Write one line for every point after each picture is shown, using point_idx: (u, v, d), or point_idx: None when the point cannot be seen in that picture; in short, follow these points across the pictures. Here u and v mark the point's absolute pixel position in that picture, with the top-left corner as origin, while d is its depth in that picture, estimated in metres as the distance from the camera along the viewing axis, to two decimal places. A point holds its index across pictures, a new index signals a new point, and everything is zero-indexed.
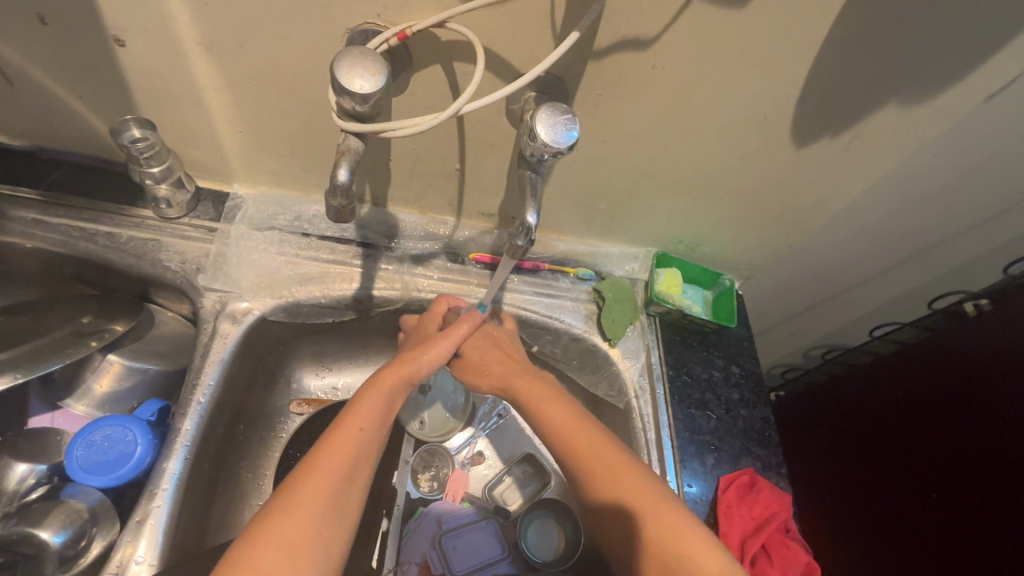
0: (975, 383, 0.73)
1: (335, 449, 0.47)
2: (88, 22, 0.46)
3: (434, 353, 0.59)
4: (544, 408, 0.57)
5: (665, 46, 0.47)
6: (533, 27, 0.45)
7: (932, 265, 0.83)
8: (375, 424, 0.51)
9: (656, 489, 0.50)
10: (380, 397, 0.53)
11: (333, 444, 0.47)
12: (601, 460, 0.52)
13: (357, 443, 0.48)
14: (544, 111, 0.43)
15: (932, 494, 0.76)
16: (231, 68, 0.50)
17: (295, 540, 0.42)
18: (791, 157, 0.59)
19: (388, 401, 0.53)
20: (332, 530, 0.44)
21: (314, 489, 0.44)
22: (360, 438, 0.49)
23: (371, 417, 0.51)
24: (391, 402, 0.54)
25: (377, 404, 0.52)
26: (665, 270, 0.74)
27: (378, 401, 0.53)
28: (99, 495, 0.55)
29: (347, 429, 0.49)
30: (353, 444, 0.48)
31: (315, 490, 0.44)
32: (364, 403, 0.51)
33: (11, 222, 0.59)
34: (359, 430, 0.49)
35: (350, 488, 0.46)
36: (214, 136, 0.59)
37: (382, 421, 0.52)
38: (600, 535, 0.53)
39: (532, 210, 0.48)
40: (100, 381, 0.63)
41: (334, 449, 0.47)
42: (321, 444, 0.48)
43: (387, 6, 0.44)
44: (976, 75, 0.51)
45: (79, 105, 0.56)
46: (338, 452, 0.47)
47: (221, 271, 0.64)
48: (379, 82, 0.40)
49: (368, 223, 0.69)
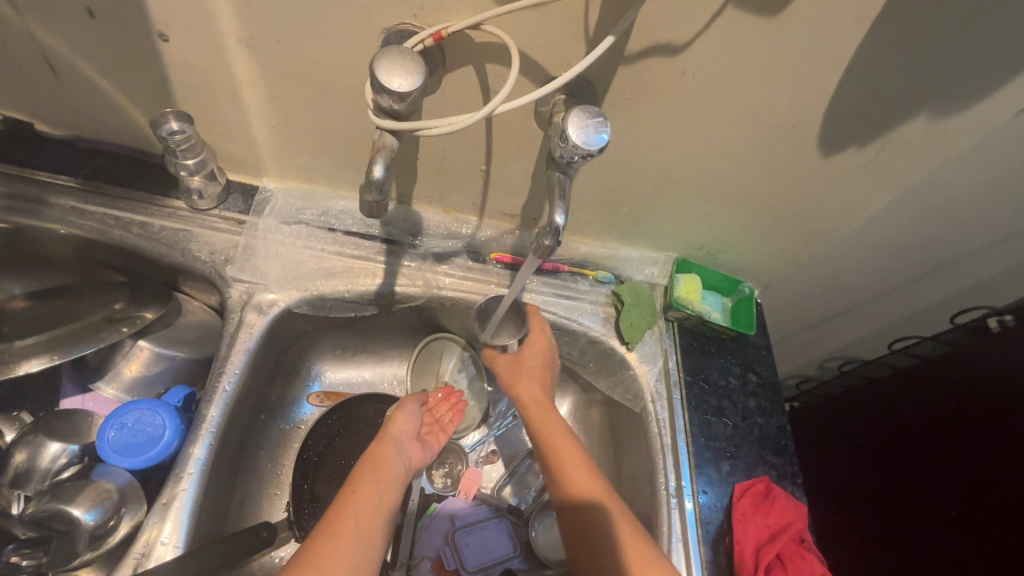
0: (1000, 402, 0.71)
1: (345, 519, 0.50)
2: (136, 16, 0.48)
3: (394, 420, 0.63)
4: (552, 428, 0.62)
5: (697, 53, 0.47)
6: (566, 30, 0.46)
7: (956, 280, 0.82)
8: (369, 485, 0.54)
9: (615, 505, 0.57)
10: (367, 465, 0.57)
11: (339, 514, 0.50)
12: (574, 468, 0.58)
13: (360, 503, 0.52)
14: (575, 114, 0.43)
15: (950, 508, 0.75)
16: (269, 65, 0.51)
17: None
18: (817, 166, 0.59)
19: (374, 467, 0.57)
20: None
21: (329, 544, 0.47)
22: (357, 501, 0.52)
23: (370, 482, 0.55)
24: (377, 467, 0.57)
25: (365, 469, 0.56)
26: (685, 276, 0.74)
27: (368, 473, 0.56)
28: (128, 476, 0.57)
29: (348, 494, 0.53)
30: (355, 507, 0.51)
31: (331, 551, 0.47)
32: (358, 475, 0.55)
33: (50, 208, 0.61)
34: (354, 493, 0.53)
35: (368, 539, 0.50)
36: (248, 132, 0.61)
37: (382, 483, 0.55)
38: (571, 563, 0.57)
39: (560, 211, 0.48)
40: (129, 366, 0.64)
41: (341, 513, 0.50)
42: (329, 518, 0.50)
43: (424, 7, 0.45)
44: (1010, 88, 0.51)
45: (121, 97, 0.57)
46: (344, 517, 0.50)
47: (249, 262, 0.65)
48: (416, 81, 0.41)
49: (392, 221, 0.70)
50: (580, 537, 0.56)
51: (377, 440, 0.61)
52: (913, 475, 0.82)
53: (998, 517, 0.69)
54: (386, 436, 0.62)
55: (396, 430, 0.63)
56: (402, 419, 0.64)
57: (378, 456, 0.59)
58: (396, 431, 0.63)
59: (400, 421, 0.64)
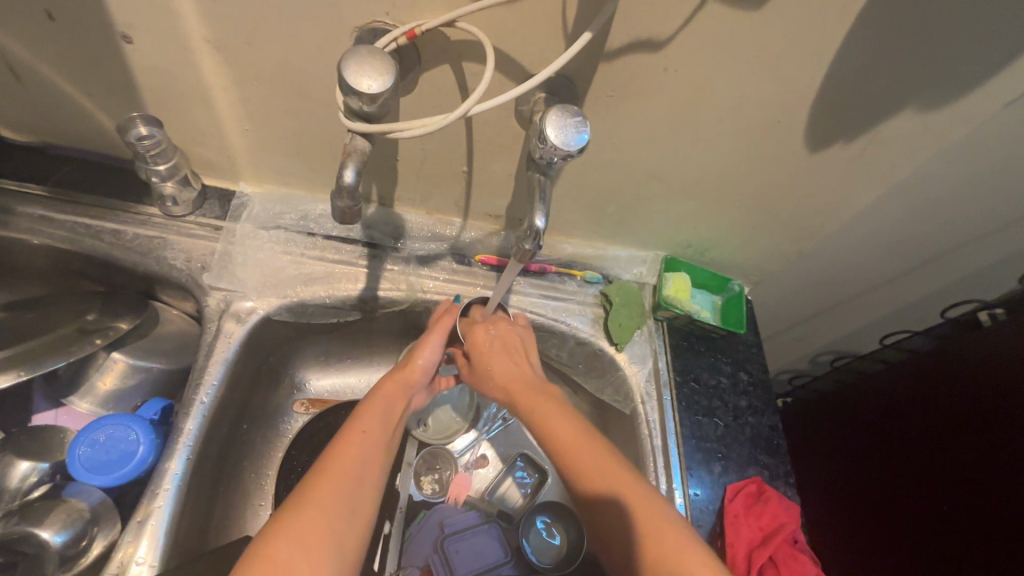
0: (995, 399, 0.70)
1: (341, 458, 0.48)
2: (97, 18, 0.46)
3: (418, 356, 0.60)
4: (547, 417, 0.57)
5: (679, 49, 0.46)
6: (544, 28, 0.45)
7: (945, 273, 0.82)
8: (377, 429, 0.52)
9: (641, 484, 0.51)
10: (381, 403, 0.55)
11: (338, 450, 0.49)
12: (598, 464, 0.52)
13: (360, 446, 0.50)
14: (554, 113, 0.42)
15: (943, 504, 0.75)
16: (239, 67, 0.50)
17: (311, 534, 0.42)
18: (804, 162, 0.58)
19: (388, 407, 0.55)
20: (351, 526, 0.45)
21: (324, 487, 0.45)
22: (361, 442, 0.50)
23: (375, 424, 0.52)
24: (389, 411, 0.55)
25: (378, 410, 0.54)
26: (674, 275, 0.73)
27: (378, 411, 0.54)
28: (101, 495, 0.55)
29: (352, 433, 0.51)
30: (357, 449, 0.49)
31: (328, 487, 0.45)
32: (365, 414, 0.53)
33: (17, 218, 0.59)
34: (361, 432, 0.51)
35: (364, 483, 0.48)
36: (221, 136, 0.59)
37: (386, 428, 0.53)
38: (602, 551, 0.53)
39: (540, 215, 0.47)
40: (104, 379, 0.62)
41: (340, 451, 0.49)
42: (327, 453, 0.49)
43: (396, 5, 0.43)
44: (998, 80, 0.50)
45: (87, 102, 0.55)
46: (340, 458, 0.48)
47: (226, 269, 0.63)
48: (387, 81, 0.39)
49: (374, 224, 0.68)
50: (596, 519, 0.52)
51: (389, 376, 0.59)
52: (907, 467, 0.81)
53: (992, 513, 0.68)
54: (404, 372, 0.59)
55: (414, 373, 0.60)
56: (424, 356, 0.60)
57: (386, 393, 0.56)
58: (415, 371, 0.60)
59: (420, 365, 0.60)
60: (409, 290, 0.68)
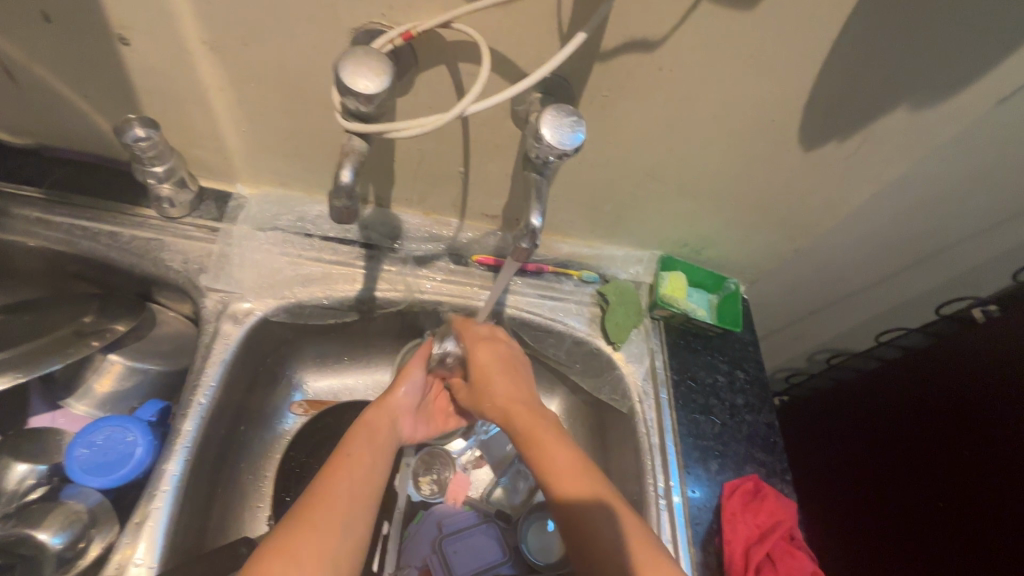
0: (993, 399, 0.70)
1: (335, 481, 0.48)
2: (94, 20, 0.46)
3: (398, 387, 0.61)
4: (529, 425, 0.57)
5: (673, 49, 0.47)
6: (540, 28, 0.45)
7: (939, 270, 0.83)
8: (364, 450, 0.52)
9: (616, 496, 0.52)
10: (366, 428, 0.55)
11: (330, 473, 0.49)
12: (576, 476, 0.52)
13: (351, 468, 0.50)
14: (549, 112, 0.42)
15: (937, 505, 0.75)
16: (235, 68, 0.50)
17: (307, 557, 0.42)
18: (798, 160, 0.59)
19: (373, 431, 0.55)
20: (346, 544, 0.45)
21: (316, 507, 0.45)
22: (351, 464, 0.50)
23: (363, 447, 0.53)
24: (376, 436, 0.55)
25: (366, 432, 0.54)
26: (670, 274, 0.73)
27: (368, 433, 0.55)
28: (99, 496, 0.55)
29: (342, 456, 0.51)
30: (350, 470, 0.50)
31: (322, 508, 0.46)
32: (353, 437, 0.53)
33: (13, 220, 0.59)
34: (348, 455, 0.51)
35: (359, 503, 0.48)
36: (218, 137, 0.59)
37: (375, 450, 0.53)
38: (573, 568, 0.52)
39: (536, 213, 0.47)
40: (101, 381, 0.62)
41: (332, 474, 0.49)
42: (320, 475, 0.49)
43: (392, 6, 0.44)
44: (989, 77, 0.51)
45: (83, 103, 0.55)
46: (331, 480, 0.48)
47: (223, 271, 0.63)
48: (384, 82, 0.40)
49: (371, 224, 0.69)
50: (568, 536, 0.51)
51: (373, 405, 0.59)
52: (902, 466, 0.82)
53: (988, 509, 0.68)
54: (384, 405, 0.59)
55: (395, 403, 0.60)
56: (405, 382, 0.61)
57: (372, 421, 0.57)
58: (395, 401, 0.60)
59: (402, 391, 0.61)
60: (405, 292, 0.68)
